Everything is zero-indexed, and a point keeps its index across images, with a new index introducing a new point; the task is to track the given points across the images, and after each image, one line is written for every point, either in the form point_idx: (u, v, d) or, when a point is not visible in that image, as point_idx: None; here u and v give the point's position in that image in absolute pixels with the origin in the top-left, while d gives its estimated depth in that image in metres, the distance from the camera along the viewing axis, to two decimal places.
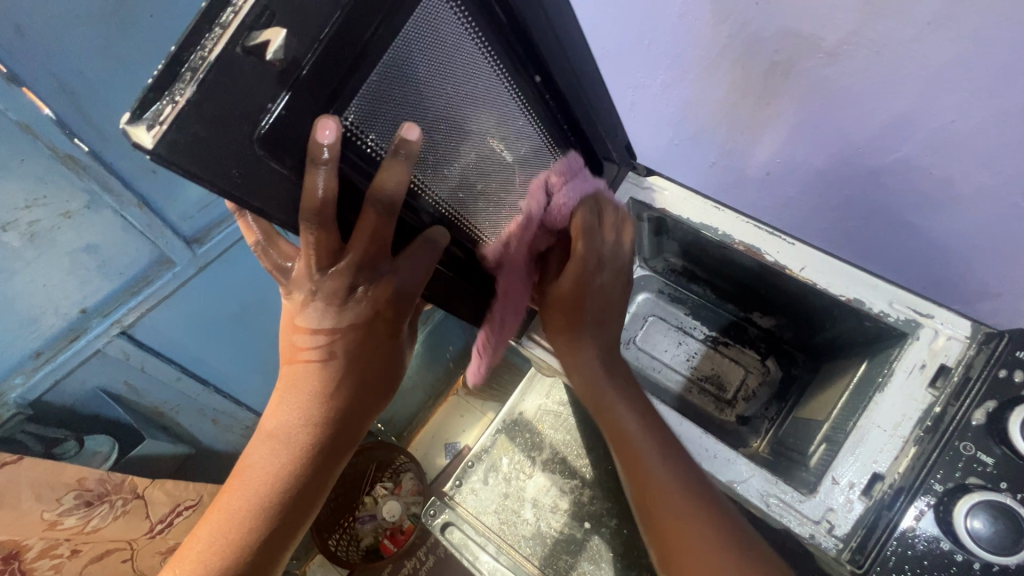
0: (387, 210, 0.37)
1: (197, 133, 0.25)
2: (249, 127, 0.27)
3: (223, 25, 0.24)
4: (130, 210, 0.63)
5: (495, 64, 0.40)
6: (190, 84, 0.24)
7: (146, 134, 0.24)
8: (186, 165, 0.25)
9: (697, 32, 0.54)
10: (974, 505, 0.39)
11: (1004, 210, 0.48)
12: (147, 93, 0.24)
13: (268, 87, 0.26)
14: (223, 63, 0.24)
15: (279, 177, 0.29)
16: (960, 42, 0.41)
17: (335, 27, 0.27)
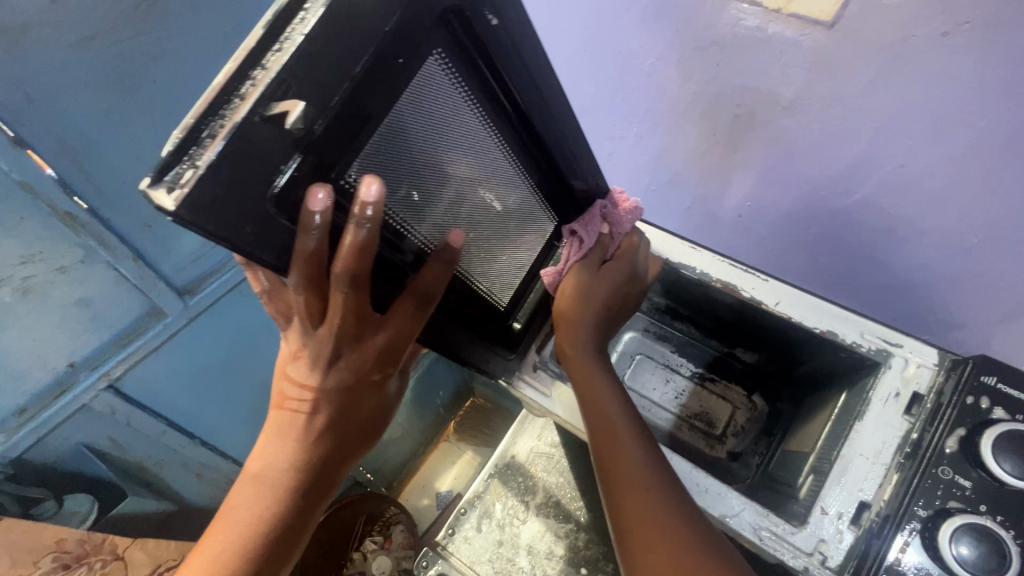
0: (351, 280, 0.36)
1: (215, 194, 0.27)
2: (262, 188, 0.28)
3: (242, 97, 0.27)
4: (124, 263, 0.64)
5: (484, 122, 0.43)
6: (210, 151, 0.26)
7: (168, 197, 0.25)
8: (203, 224, 0.27)
9: (667, 88, 0.59)
10: (956, 530, 0.41)
11: (960, 245, 0.52)
12: (168, 159, 0.26)
13: (281, 150, 0.28)
14: (243, 129, 0.26)
15: (287, 231, 0.31)
16: (900, 95, 0.46)
17: (344, 96, 0.30)
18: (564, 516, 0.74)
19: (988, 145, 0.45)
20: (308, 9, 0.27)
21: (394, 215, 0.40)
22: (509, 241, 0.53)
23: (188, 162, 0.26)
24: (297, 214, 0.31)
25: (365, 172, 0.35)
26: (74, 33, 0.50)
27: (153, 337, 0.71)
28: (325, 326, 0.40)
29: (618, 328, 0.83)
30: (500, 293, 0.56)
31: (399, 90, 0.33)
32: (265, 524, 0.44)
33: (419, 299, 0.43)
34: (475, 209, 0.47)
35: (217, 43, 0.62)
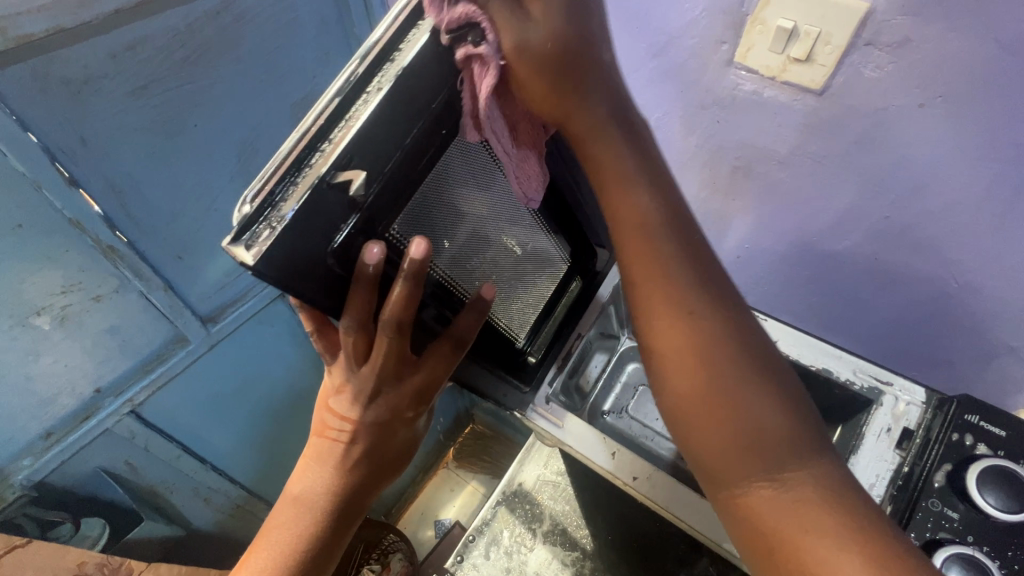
0: (396, 327, 0.40)
1: (288, 251, 0.30)
2: (325, 243, 0.32)
3: (311, 168, 0.31)
4: (155, 293, 0.67)
5: (510, 177, 0.47)
6: (285, 214, 0.30)
7: (249, 254, 0.29)
8: (276, 278, 0.30)
9: (671, 141, 0.64)
10: (947, 560, 0.43)
11: (943, 291, 0.57)
12: (247, 220, 0.30)
13: (341, 210, 0.32)
14: (315, 196, 0.30)
15: (341, 277, 0.34)
16: (884, 156, 0.51)
17: (395, 163, 0.34)
18: (570, 544, 0.76)
19: (964, 202, 0.49)
20: (370, 92, 0.32)
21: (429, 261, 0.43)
22: (529, 285, 0.56)
23: (264, 223, 0.30)
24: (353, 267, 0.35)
25: (406, 227, 0.38)
26: (129, 83, 0.55)
27: (175, 363, 0.74)
28: (369, 365, 0.43)
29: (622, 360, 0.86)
30: (517, 329, 0.57)
31: (440, 152, 0.37)
32: (303, 542, 0.47)
33: (454, 343, 0.47)
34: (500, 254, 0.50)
35: (254, 90, 0.67)
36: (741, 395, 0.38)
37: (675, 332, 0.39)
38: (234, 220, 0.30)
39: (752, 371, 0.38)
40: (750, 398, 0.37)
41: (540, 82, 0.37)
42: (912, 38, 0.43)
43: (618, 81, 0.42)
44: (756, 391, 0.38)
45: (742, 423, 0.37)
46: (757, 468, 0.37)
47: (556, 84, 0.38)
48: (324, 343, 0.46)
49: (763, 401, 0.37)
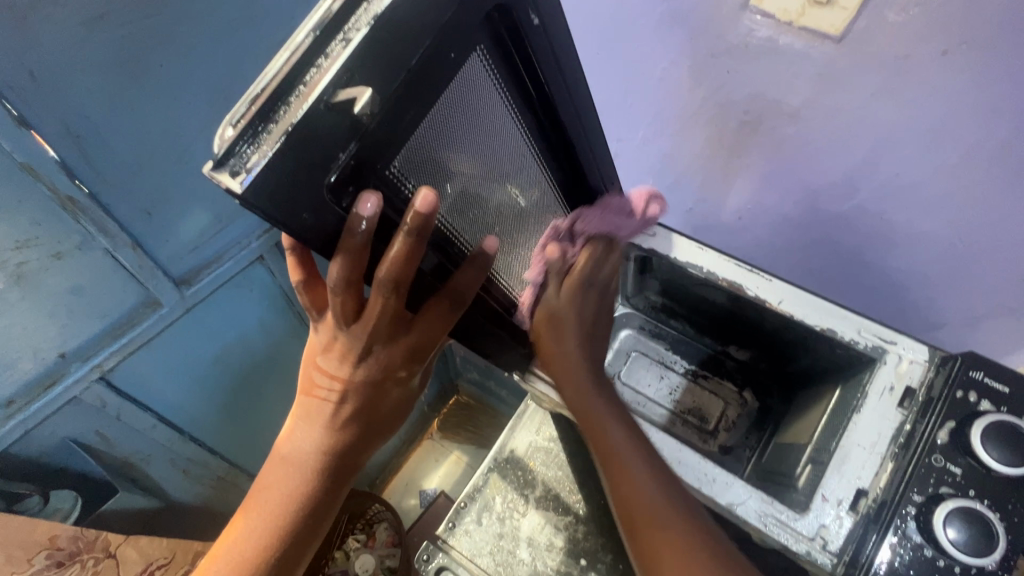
0: (394, 287, 0.37)
1: (280, 180, 0.27)
2: (321, 174, 0.29)
3: (308, 86, 0.27)
4: (123, 251, 0.62)
5: (515, 115, 0.43)
6: (277, 138, 0.26)
7: (236, 181, 0.26)
8: (267, 209, 0.27)
9: (677, 93, 0.61)
10: (949, 513, 0.44)
11: (948, 250, 0.56)
12: (232, 142, 0.27)
13: (339, 137, 0.29)
14: (311, 117, 0.27)
15: (338, 218, 0.31)
16: (900, 108, 0.49)
17: (399, 87, 0.30)
18: (563, 509, 0.76)
19: (979, 156, 0.48)
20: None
21: None
22: (529, 237, 0.54)
23: (252, 147, 0.27)
24: (346, 217, 0.32)
25: (407, 164, 0.35)
26: (83, 12, 0.49)
27: (148, 328, 0.69)
28: (360, 323, 0.40)
29: (615, 326, 0.85)
30: (516, 284, 0.56)
31: (447, 82, 0.34)
32: (292, 505, 0.45)
33: (452, 302, 0.43)
34: (501, 205, 0.47)
35: (227, 30, 0.61)
36: (654, 503, 0.47)
37: (631, 494, 0.48)
38: (216, 144, 0.27)
39: (665, 487, 0.48)
40: (672, 523, 0.46)
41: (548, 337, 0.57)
42: None
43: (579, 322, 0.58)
44: (679, 518, 0.46)
45: (659, 540, 0.45)
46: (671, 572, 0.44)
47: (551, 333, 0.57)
48: (311, 298, 0.43)
49: (685, 527, 0.45)
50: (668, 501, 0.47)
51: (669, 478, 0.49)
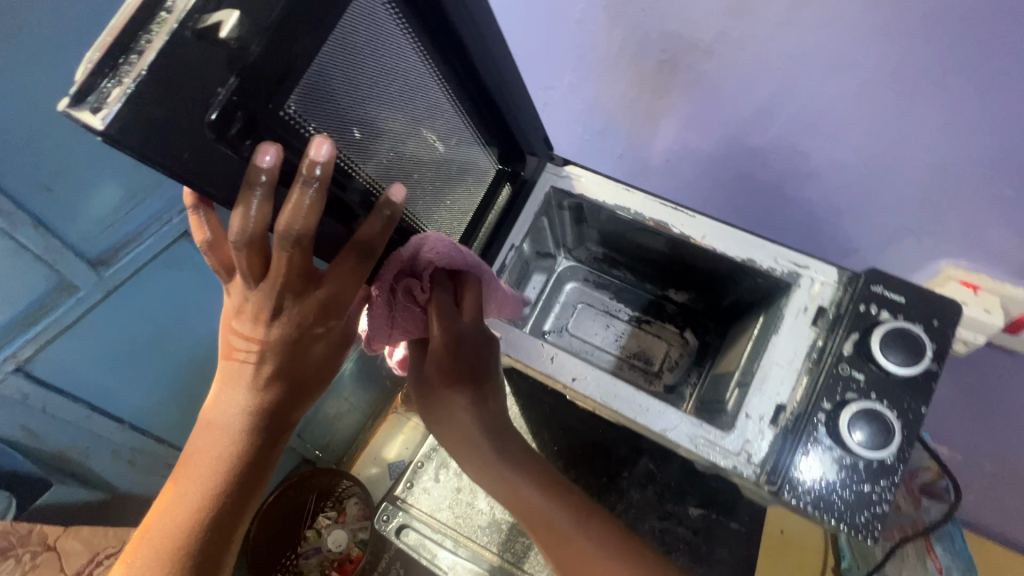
0: (296, 242, 0.36)
1: (149, 116, 0.25)
2: (199, 111, 0.27)
3: (169, 10, 0.25)
4: (22, 231, 0.58)
5: (425, 58, 0.42)
6: (140, 69, 0.24)
7: (96, 116, 0.24)
8: (138, 147, 0.25)
9: (597, 36, 0.61)
10: (852, 416, 0.48)
11: (857, 176, 0.60)
12: (90, 76, 0.24)
13: (216, 69, 0.27)
14: (176, 44, 0.25)
15: (230, 161, 0.30)
16: (803, 36, 0.50)
17: (281, 15, 0.28)
18: None
19: (875, 80, 0.50)
20: None
21: (339, 154, 0.39)
22: (455, 188, 0.53)
23: (114, 80, 0.24)
24: (244, 170, 0.31)
25: (306, 106, 0.34)
26: None
27: (65, 314, 0.65)
28: (267, 281, 0.39)
29: (559, 281, 0.87)
30: None
31: (340, 16, 0.33)
32: (220, 471, 0.44)
33: (360, 253, 0.42)
34: (421, 154, 0.47)
35: None
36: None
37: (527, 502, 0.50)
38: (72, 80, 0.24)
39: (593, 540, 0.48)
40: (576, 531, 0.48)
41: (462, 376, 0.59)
42: None
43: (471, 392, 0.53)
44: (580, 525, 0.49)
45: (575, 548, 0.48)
46: None
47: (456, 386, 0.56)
48: (218, 258, 0.42)
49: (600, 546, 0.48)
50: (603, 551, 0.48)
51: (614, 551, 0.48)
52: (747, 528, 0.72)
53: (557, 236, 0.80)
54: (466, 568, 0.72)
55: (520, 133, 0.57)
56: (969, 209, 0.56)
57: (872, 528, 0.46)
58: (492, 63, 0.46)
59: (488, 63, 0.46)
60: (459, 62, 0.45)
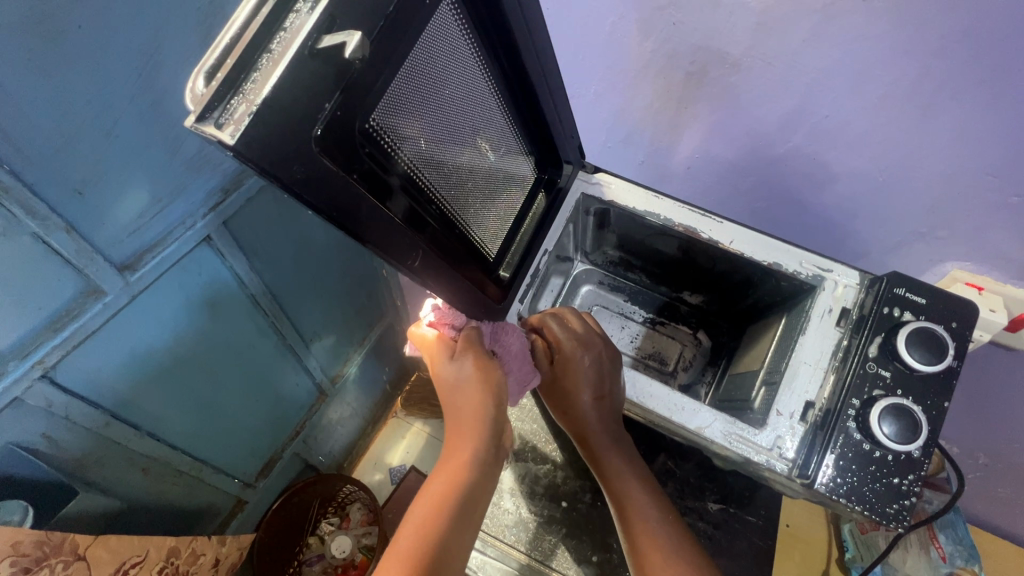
0: (386, 258, 0.40)
1: (270, 132, 0.27)
2: (309, 126, 0.29)
3: (287, 30, 0.27)
4: (56, 236, 0.57)
5: (481, 67, 0.45)
6: (265, 88, 0.26)
7: (223, 132, 0.26)
8: (260, 161, 0.27)
9: (626, 47, 0.63)
10: (881, 413, 0.50)
11: (870, 184, 0.63)
12: (216, 94, 0.26)
13: (326, 87, 0.29)
14: (299, 63, 0.27)
15: (333, 175, 0.31)
16: (828, 53, 0.53)
17: (380, 33, 0.31)
18: (541, 458, 0.78)
19: (894, 96, 0.53)
20: None
21: (407, 163, 0.41)
22: (501, 192, 0.55)
23: (238, 100, 0.27)
24: (345, 182, 0.32)
25: (388, 117, 0.36)
26: None
27: (92, 319, 0.64)
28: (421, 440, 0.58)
29: (576, 283, 0.86)
30: (490, 242, 0.56)
31: (421, 30, 0.35)
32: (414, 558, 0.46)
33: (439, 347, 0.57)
34: (476, 160, 0.49)
35: None
36: (657, 542, 0.54)
37: (610, 472, 0.59)
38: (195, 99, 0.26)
39: (656, 504, 0.57)
40: (640, 495, 0.57)
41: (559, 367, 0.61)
42: None
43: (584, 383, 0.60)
44: (645, 492, 0.58)
45: (637, 511, 0.56)
46: (652, 559, 0.53)
47: (556, 378, 0.62)
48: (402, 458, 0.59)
49: (658, 512, 0.56)
50: (664, 517, 0.56)
51: (670, 517, 0.56)
52: (764, 521, 0.75)
53: (577, 242, 0.80)
54: (495, 567, 0.73)
55: (556, 138, 0.59)
56: (977, 217, 0.59)
57: (902, 517, 0.49)
58: (540, 72, 0.49)
59: (535, 71, 0.48)
60: (509, 71, 0.48)
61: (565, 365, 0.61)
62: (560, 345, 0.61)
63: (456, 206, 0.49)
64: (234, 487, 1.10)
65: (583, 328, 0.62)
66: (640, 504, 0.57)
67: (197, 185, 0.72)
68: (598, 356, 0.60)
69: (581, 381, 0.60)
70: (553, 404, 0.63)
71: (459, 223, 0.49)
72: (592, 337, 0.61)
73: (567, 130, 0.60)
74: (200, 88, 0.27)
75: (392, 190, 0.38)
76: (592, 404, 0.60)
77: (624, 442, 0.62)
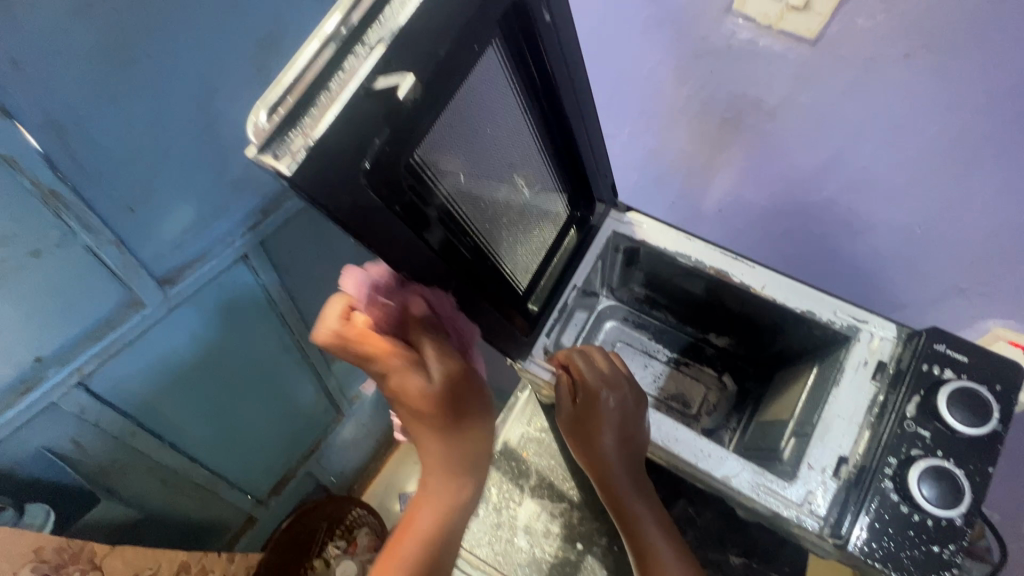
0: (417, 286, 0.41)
1: (323, 165, 0.28)
2: (359, 159, 0.30)
3: (348, 70, 0.29)
4: (106, 249, 0.60)
5: (522, 107, 0.46)
6: (323, 123, 0.28)
7: (281, 164, 0.27)
8: (311, 191, 0.28)
9: (662, 92, 0.64)
10: (921, 474, 0.48)
11: (908, 235, 0.62)
12: (276, 127, 0.28)
13: (377, 123, 0.30)
14: (355, 102, 0.28)
15: (376, 206, 0.32)
16: (866, 106, 0.53)
17: (431, 73, 0.32)
18: (557, 496, 0.77)
19: (934, 150, 0.53)
20: None
21: (445, 196, 0.42)
22: (534, 225, 0.56)
23: (296, 135, 0.28)
24: (386, 212, 0.33)
25: (431, 153, 0.37)
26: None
27: (130, 329, 0.67)
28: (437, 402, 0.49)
29: (600, 318, 0.85)
30: (520, 274, 0.57)
31: (469, 73, 0.37)
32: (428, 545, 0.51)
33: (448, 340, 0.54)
34: (512, 195, 0.50)
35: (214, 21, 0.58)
36: None
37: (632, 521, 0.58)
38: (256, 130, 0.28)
39: (680, 557, 0.55)
40: (662, 546, 0.56)
41: (582, 406, 0.59)
42: None
43: (609, 425, 0.58)
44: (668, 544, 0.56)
45: (658, 565, 0.54)
46: None
47: (578, 417, 0.60)
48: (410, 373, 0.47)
49: (682, 566, 0.54)
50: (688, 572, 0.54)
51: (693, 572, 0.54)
52: None
53: (605, 277, 0.79)
54: None
55: (588, 177, 0.60)
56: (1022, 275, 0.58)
57: None
58: (578, 114, 0.50)
59: (574, 112, 0.50)
60: (549, 111, 0.49)
61: (588, 404, 0.59)
62: (584, 384, 0.59)
63: (490, 238, 0.50)
64: (246, 503, 1.10)
65: (608, 367, 0.61)
66: (663, 557, 0.55)
67: (239, 205, 0.75)
68: (622, 398, 0.59)
69: (604, 424, 0.58)
70: (573, 442, 0.62)
71: (491, 255, 0.50)
72: (617, 377, 0.60)
73: (601, 169, 0.61)
74: (260, 120, 0.29)
75: (429, 221, 0.39)
76: (615, 447, 0.58)
77: (645, 487, 0.60)
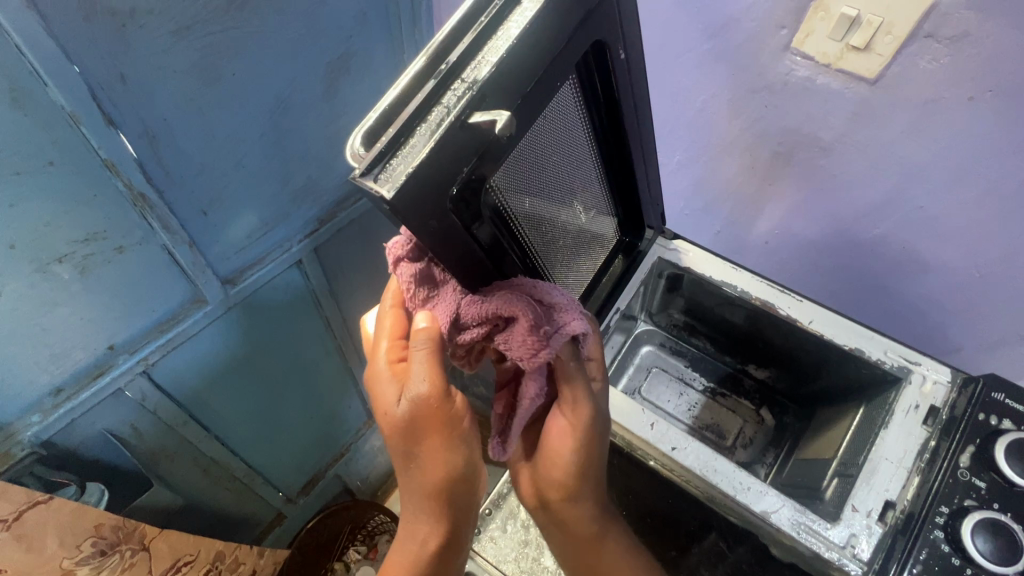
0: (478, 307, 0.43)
1: (419, 190, 0.30)
2: (448, 186, 0.32)
3: (446, 106, 0.32)
4: (180, 248, 0.64)
5: (586, 137, 0.48)
6: (423, 153, 0.30)
7: (383, 188, 0.30)
8: (406, 214, 0.30)
9: (715, 124, 0.65)
10: (975, 526, 0.47)
11: (967, 278, 0.61)
12: (379, 153, 0.30)
13: (467, 154, 0.32)
14: (450, 134, 0.31)
15: (455, 228, 0.34)
16: (928, 147, 0.53)
17: (517, 108, 0.34)
18: None
19: (997, 194, 0.52)
20: (500, 37, 0.33)
21: (511, 217, 0.43)
22: (585, 249, 0.58)
23: (397, 161, 0.31)
24: (463, 233, 0.35)
25: (503, 177, 0.40)
26: (174, 22, 0.50)
27: (192, 324, 0.71)
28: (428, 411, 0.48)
29: (637, 342, 0.84)
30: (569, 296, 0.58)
31: (546, 104, 0.39)
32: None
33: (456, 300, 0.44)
34: (569, 220, 0.52)
35: (295, 44, 0.63)
36: None
37: None
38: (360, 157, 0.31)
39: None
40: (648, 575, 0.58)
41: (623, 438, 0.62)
42: (972, 32, 0.44)
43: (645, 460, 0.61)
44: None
45: None
46: None
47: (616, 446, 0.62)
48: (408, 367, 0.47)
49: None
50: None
51: None
52: None
53: (644, 302, 0.80)
54: None
55: (639, 205, 0.62)
56: None
57: None
58: (638, 145, 0.52)
59: (635, 143, 0.51)
60: (608, 141, 0.51)
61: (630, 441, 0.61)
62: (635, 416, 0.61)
63: (546, 260, 0.51)
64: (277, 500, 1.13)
65: None
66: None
67: (298, 213, 0.79)
68: None
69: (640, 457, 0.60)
70: None
71: (546, 275, 0.52)
72: None
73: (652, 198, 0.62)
74: (359, 147, 0.33)
75: (495, 242, 0.41)
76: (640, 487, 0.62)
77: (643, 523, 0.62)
